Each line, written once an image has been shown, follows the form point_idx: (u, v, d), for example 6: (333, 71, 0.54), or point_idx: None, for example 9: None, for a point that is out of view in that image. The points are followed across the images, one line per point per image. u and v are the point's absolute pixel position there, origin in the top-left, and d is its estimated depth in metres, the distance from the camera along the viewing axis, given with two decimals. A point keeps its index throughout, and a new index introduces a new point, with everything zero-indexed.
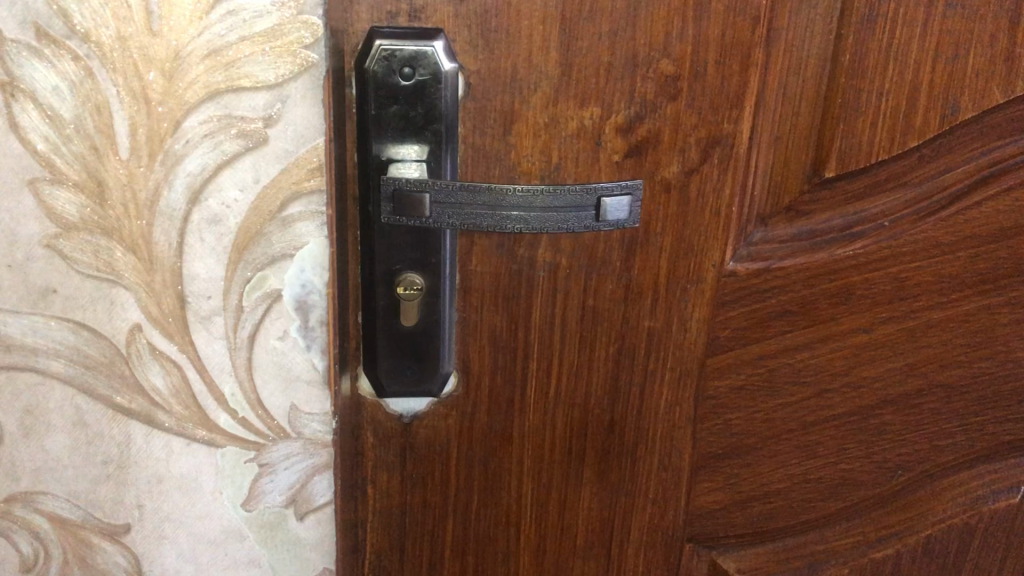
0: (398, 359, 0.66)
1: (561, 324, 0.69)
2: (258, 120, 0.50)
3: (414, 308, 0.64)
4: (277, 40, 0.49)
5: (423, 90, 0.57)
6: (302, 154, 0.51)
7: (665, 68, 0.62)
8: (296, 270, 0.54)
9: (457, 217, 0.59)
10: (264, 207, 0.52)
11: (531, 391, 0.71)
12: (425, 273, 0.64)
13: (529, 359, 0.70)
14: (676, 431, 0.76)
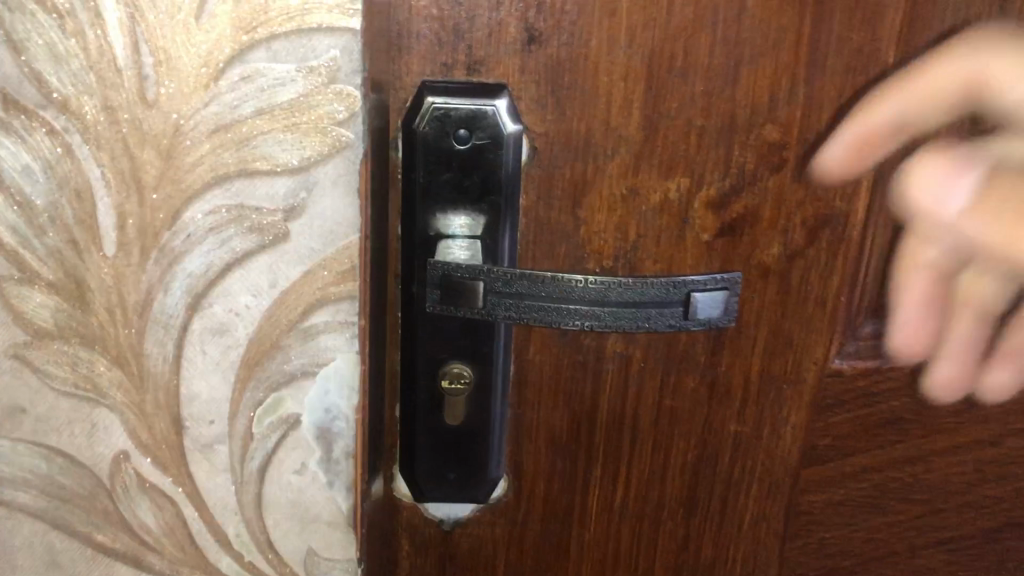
0: (437, 463, 0.53)
1: (634, 421, 0.54)
2: (278, 212, 0.40)
3: (461, 403, 0.52)
4: (304, 115, 0.39)
5: (481, 157, 0.46)
6: (331, 254, 0.41)
7: (769, 134, 0.48)
8: (318, 392, 0.44)
9: (515, 309, 0.47)
10: (282, 316, 0.42)
11: (593, 498, 0.56)
12: (472, 360, 0.51)
13: (593, 460, 0.55)
14: (762, 549, 0.60)
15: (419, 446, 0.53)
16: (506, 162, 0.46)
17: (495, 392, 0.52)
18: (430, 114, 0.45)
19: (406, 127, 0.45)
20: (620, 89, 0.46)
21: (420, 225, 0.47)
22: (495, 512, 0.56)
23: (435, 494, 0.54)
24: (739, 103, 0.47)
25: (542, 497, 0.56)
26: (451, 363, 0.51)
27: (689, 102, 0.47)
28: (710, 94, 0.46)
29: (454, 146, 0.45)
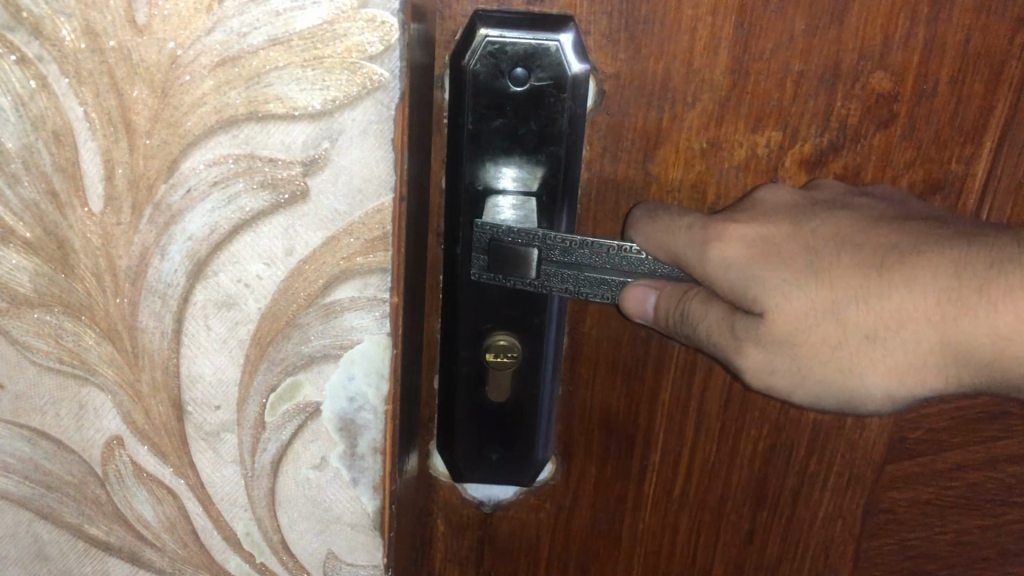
0: (481, 442, 0.47)
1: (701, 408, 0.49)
2: (295, 165, 0.33)
3: (507, 379, 0.45)
4: (328, 47, 0.32)
5: (540, 100, 0.40)
6: (358, 219, 0.34)
7: (878, 82, 0.41)
8: (341, 378, 0.37)
9: (573, 282, 0.39)
10: (300, 289, 0.35)
11: (651, 485, 0.51)
12: (519, 331, 0.44)
13: (652, 446, 0.50)
14: (834, 549, 0.53)
15: (460, 424, 0.47)
16: (569, 109, 0.40)
17: (546, 367, 0.46)
18: (483, 48, 0.39)
19: (457, 63, 0.40)
20: (705, 24, 0.40)
21: (468, 180, 0.41)
22: (541, 495, 0.51)
23: (477, 475, 0.49)
24: (845, 46, 0.40)
25: (593, 482, 0.51)
26: (498, 334, 0.44)
27: (784, 44, 0.40)
28: (812, 33, 0.40)
29: (509, 86, 0.39)
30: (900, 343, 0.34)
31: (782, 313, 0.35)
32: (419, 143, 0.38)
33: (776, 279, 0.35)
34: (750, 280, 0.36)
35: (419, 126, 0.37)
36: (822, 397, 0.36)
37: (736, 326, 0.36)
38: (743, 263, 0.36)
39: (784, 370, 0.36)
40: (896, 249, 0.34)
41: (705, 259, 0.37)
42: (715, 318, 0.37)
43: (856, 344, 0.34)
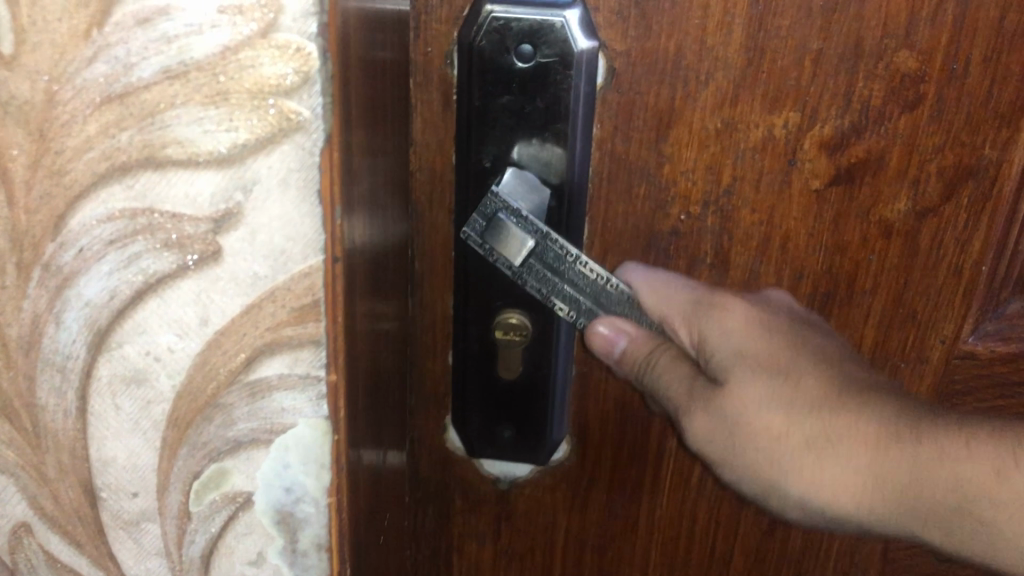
0: (491, 415, 0.46)
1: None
2: (203, 221, 0.27)
3: (516, 355, 0.44)
4: (233, 79, 0.26)
5: (545, 78, 0.38)
6: (281, 285, 0.28)
7: (904, 61, 0.38)
8: (274, 465, 0.31)
9: (546, 287, 0.39)
10: (219, 365, 0.29)
11: (659, 491, 0.49)
12: (528, 312, 0.43)
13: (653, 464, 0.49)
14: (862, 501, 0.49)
15: (472, 395, 0.46)
16: (575, 88, 0.39)
17: (557, 346, 0.44)
18: (488, 21, 0.38)
19: (465, 39, 0.38)
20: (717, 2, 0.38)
21: (477, 156, 0.40)
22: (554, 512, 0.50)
23: (490, 450, 0.47)
24: (868, 22, 0.38)
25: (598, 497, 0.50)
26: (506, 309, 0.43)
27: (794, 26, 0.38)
28: (832, 8, 0.38)
29: (514, 63, 0.38)
30: (831, 463, 0.35)
31: (739, 393, 0.37)
32: (367, 178, 0.32)
33: (753, 377, 0.37)
34: (726, 353, 0.38)
35: (366, 154, 0.32)
36: (746, 474, 0.38)
37: (693, 397, 0.38)
38: (734, 334, 0.38)
39: (721, 443, 0.38)
40: (857, 390, 0.36)
41: (702, 324, 0.39)
42: (677, 377, 0.39)
43: (799, 455, 0.35)
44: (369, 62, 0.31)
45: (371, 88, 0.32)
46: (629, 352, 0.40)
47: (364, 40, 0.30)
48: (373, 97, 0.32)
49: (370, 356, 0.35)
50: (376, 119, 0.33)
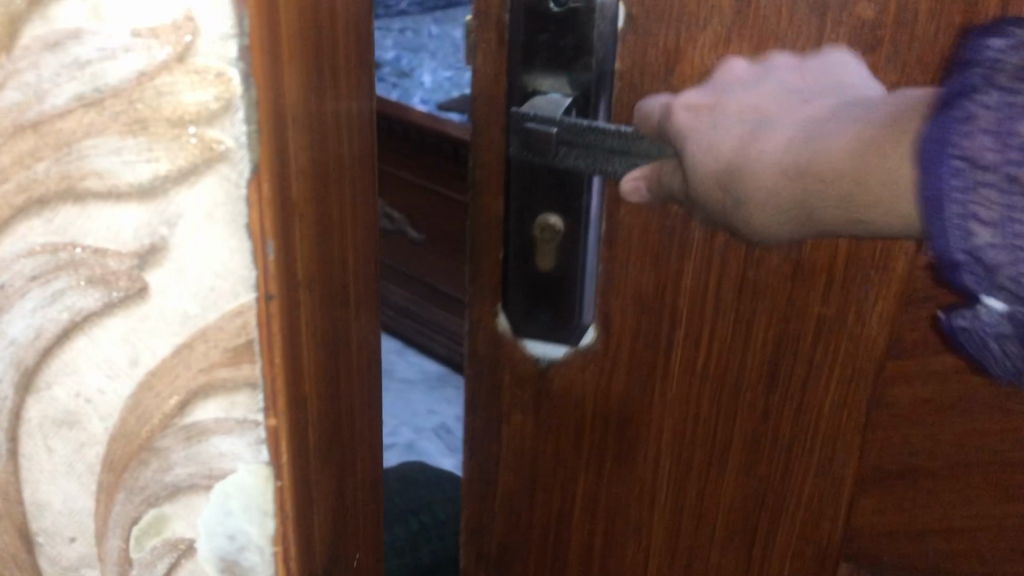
0: (529, 305, 0.37)
1: (675, 415, 0.39)
2: (127, 257, 0.26)
3: (550, 243, 0.36)
4: (150, 105, 0.24)
5: (574, 22, 0.33)
6: (212, 324, 0.26)
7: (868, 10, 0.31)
8: (216, 512, 0.29)
9: (580, 156, 0.33)
10: (152, 408, 0.28)
11: (649, 459, 0.40)
12: (564, 210, 0.35)
13: (636, 461, 0.40)
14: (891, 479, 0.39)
15: (513, 297, 0.38)
16: (602, 27, 0.33)
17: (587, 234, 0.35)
18: None
19: None
20: None
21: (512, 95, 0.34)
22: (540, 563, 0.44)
23: (531, 330, 0.38)
24: None
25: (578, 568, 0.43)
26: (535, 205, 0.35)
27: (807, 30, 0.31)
28: None
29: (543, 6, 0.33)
30: (885, 168, 0.27)
31: (764, 146, 0.29)
32: (326, 208, 0.29)
33: (756, 153, 0.29)
34: (733, 121, 0.30)
35: (327, 186, 0.29)
36: (775, 194, 0.29)
37: (727, 177, 0.30)
38: (767, 145, 0.29)
39: (734, 141, 0.30)
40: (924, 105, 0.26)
41: (691, 135, 0.31)
42: (716, 166, 0.30)
43: (837, 185, 0.28)
44: (322, 77, 0.28)
45: (326, 104, 0.28)
46: (653, 188, 0.34)
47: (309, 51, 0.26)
48: (332, 114, 0.29)
49: (346, 401, 0.32)
50: (342, 141, 0.30)
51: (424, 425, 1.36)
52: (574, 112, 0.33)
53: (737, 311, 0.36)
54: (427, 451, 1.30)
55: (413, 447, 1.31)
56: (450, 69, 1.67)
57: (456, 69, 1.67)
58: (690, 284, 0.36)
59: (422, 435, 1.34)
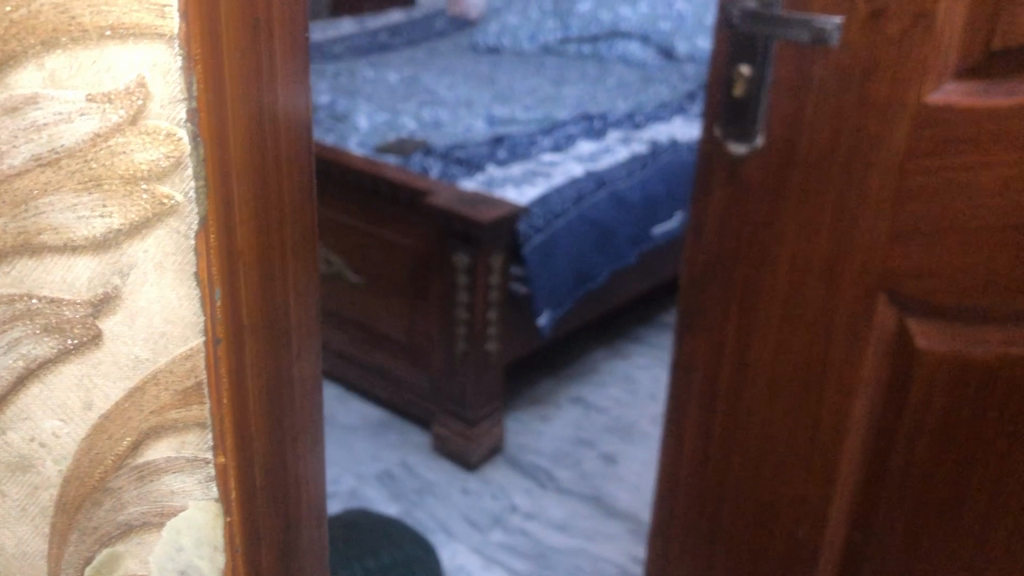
0: (728, 122, 0.49)
1: (778, 231, 0.50)
2: (81, 305, 0.27)
3: (734, 82, 0.48)
4: (108, 163, 0.26)
5: None
6: (162, 368, 0.28)
7: None
8: (167, 547, 0.31)
9: (749, 29, 0.46)
10: (106, 449, 0.29)
11: (752, 268, 0.52)
12: (753, 61, 0.47)
13: (748, 272, 0.52)
14: (938, 275, 0.47)
15: (722, 117, 0.50)
16: None
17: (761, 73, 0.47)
18: None
19: None
20: None
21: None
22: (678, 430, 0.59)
23: (725, 131, 0.50)
24: None
25: (719, 384, 0.56)
26: (736, 60, 0.48)
27: None
28: None
29: None
30: None
31: None
32: (270, 263, 0.29)
33: None
34: None
35: (272, 243, 0.29)
36: None
37: None
38: None
39: None
40: None
41: None
42: None
43: None
44: (268, 137, 0.28)
45: (272, 165, 0.28)
46: None
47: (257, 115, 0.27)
48: (278, 172, 0.28)
49: (304, 456, 0.33)
50: (287, 193, 0.29)
51: (366, 471, 1.37)
52: (756, 6, 0.46)
53: (814, 157, 0.48)
54: (370, 498, 1.31)
55: (356, 493, 1.32)
56: (387, 113, 1.69)
57: (393, 112, 1.69)
58: (796, 125, 0.47)
59: (365, 481, 1.35)
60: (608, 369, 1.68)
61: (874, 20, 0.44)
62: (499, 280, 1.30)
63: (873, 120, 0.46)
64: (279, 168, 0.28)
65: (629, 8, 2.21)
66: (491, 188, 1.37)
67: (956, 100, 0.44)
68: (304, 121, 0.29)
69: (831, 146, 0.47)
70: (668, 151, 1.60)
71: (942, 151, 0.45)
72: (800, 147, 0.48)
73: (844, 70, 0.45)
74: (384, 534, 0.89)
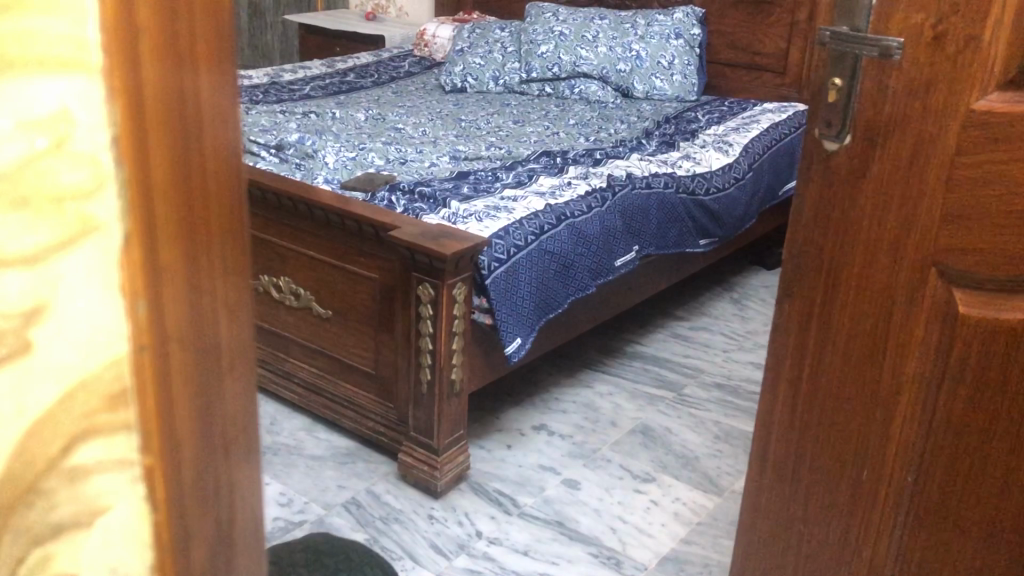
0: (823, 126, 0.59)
1: (854, 213, 0.60)
2: (11, 318, 0.28)
3: (829, 89, 0.58)
4: (37, 186, 0.28)
5: None
6: (92, 375, 0.30)
7: None
8: (100, 546, 0.33)
9: (841, 47, 0.56)
10: (39, 451, 0.30)
11: (833, 246, 0.61)
12: (845, 74, 0.57)
13: (834, 249, 0.61)
14: (986, 253, 0.56)
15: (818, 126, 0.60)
16: None
17: (852, 84, 0.57)
18: None
19: None
20: None
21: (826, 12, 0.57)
22: (771, 387, 0.68)
23: (823, 136, 0.60)
24: None
25: (795, 348, 0.65)
26: (830, 73, 0.57)
27: None
28: None
29: None
30: None
31: None
32: (196, 274, 0.33)
33: None
34: None
35: (198, 257, 0.33)
36: None
37: None
38: None
39: None
40: None
41: None
42: None
43: None
44: (188, 162, 0.31)
45: (192, 188, 0.32)
46: None
47: (177, 140, 0.31)
48: (199, 194, 0.32)
49: (238, 463, 0.37)
50: (213, 214, 0.33)
51: (332, 500, 1.38)
52: (847, 27, 0.56)
53: (881, 154, 0.58)
54: (336, 526, 1.31)
55: (323, 521, 1.33)
56: (352, 151, 1.72)
57: (358, 150, 1.72)
58: (869, 128, 0.58)
59: (331, 510, 1.36)
60: (570, 398, 1.70)
61: (938, 39, 0.54)
62: (462, 310, 1.32)
63: (931, 122, 0.55)
64: (201, 190, 0.32)
65: (589, 50, 2.27)
66: (454, 223, 1.40)
67: (998, 107, 0.53)
68: (223, 153, 0.33)
69: (898, 141, 0.57)
70: (625, 185, 1.64)
71: (988, 149, 0.54)
72: (874, 148, 0.58)
73: (913, 81, 0.55)
74: (345, 558, 0.90)
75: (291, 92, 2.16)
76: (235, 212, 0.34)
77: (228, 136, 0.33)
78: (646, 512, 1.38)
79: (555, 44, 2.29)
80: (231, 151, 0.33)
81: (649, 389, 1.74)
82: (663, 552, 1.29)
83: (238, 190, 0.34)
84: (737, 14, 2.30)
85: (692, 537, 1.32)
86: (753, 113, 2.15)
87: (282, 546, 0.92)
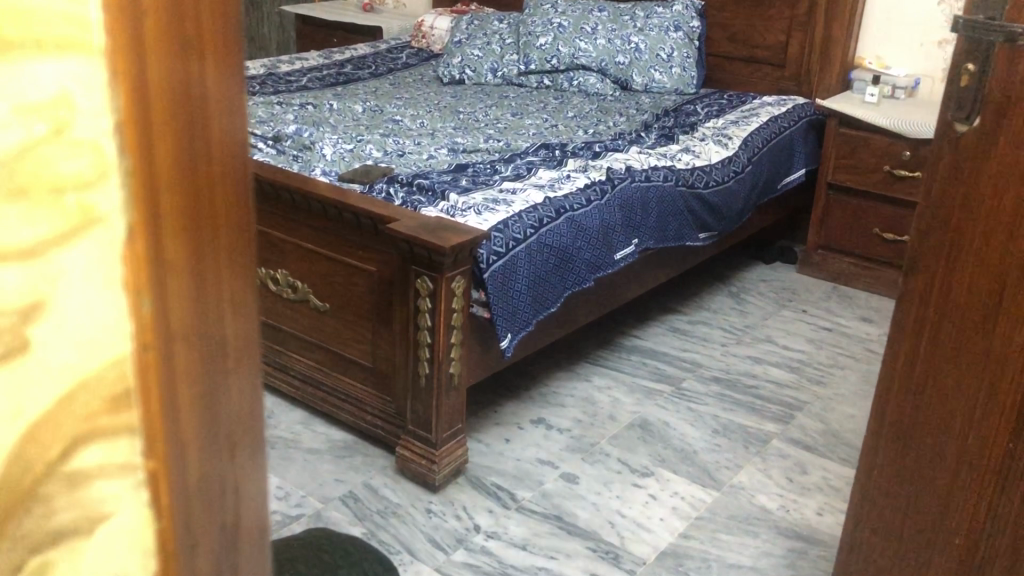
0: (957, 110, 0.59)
1: (987, 190, 0.58)
2: (8, 315, 0.27)
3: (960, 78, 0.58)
4: (35, 174, 0.26)
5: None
6: (93, 375, 0.29)
7: None
8: (103, 557, 0.31)
9: (976, 37, 0.56)
10: (36, 456, 0.28)
11: (958, 226, 0.61)
12: (978, 59, 0.56)
13: (956, 229, 0.61)
14: None
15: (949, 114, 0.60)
16: None
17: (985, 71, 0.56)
18: None
19: None
20: None
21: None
22: (896, 361, 0.66)
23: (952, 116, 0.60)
24: None
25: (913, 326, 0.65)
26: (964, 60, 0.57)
27: None
28: None
29: None
30: None
31: None
32: (202, 268, 0.31)
33: None
34: None
35: (204, 251, 0.31)
36: None
37: None
38: None
39: None
40: None
41: None
42: None
43: None
44: (194, 152, 0.30)
45: (199, 179, 0.30)
46: None
47: (184, 129, 0.29)
48: (206, 186, 0.31)
49: (243, 465, 0.35)
50: (220, 209, 0.31)
51: (330, 493, 1.36)
52: (983, 17, 0.56)
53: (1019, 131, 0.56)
54: (334, 520, 1.30)
55: (321, 515, 1.31)
56: (350, 143, 1.70)
57: (356, 142, 1.70)
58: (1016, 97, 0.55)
59: (328, 503, 1.34)
60: (569, 392, 1.68)
61: None
62: (461, 304, 1.30)
63: None
64: (208, 181, 0.31)
65: (588, 42, 2.25)
66: (452, 215, 1.38)
67: None
68: (231, 144, 0.31)
69: None
70: (625, 178, 1.62)
71: None
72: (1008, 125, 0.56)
73: None
74: (344, 553, 0.89)
75: (288, 83, 2.14)
76: (243, 203, 0.32)
77: (237, 126, 0.31)
78: (644, 506, 1.37)
79: (554, 36, 2.28)
80: (239, 142, 0.32)
81: (648, 382, 1.73)
82: (662, 546, 1.28)
83: (248, 182, 0.33)
84: (737, 7, 2.28)
85: (691, 532, 1.31)
86: (753, 106, 2.13)
87: (284, 538, 0.91)
